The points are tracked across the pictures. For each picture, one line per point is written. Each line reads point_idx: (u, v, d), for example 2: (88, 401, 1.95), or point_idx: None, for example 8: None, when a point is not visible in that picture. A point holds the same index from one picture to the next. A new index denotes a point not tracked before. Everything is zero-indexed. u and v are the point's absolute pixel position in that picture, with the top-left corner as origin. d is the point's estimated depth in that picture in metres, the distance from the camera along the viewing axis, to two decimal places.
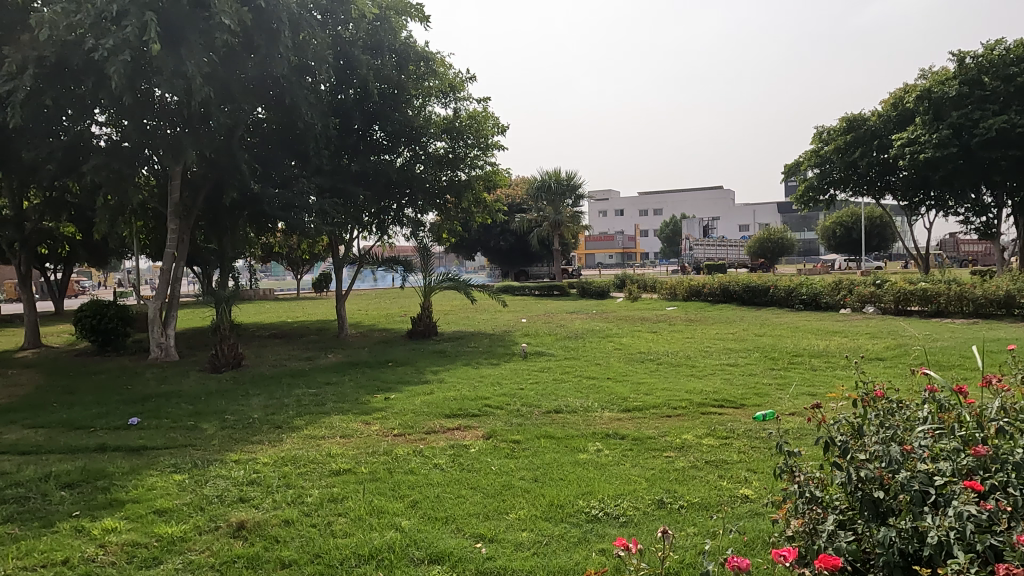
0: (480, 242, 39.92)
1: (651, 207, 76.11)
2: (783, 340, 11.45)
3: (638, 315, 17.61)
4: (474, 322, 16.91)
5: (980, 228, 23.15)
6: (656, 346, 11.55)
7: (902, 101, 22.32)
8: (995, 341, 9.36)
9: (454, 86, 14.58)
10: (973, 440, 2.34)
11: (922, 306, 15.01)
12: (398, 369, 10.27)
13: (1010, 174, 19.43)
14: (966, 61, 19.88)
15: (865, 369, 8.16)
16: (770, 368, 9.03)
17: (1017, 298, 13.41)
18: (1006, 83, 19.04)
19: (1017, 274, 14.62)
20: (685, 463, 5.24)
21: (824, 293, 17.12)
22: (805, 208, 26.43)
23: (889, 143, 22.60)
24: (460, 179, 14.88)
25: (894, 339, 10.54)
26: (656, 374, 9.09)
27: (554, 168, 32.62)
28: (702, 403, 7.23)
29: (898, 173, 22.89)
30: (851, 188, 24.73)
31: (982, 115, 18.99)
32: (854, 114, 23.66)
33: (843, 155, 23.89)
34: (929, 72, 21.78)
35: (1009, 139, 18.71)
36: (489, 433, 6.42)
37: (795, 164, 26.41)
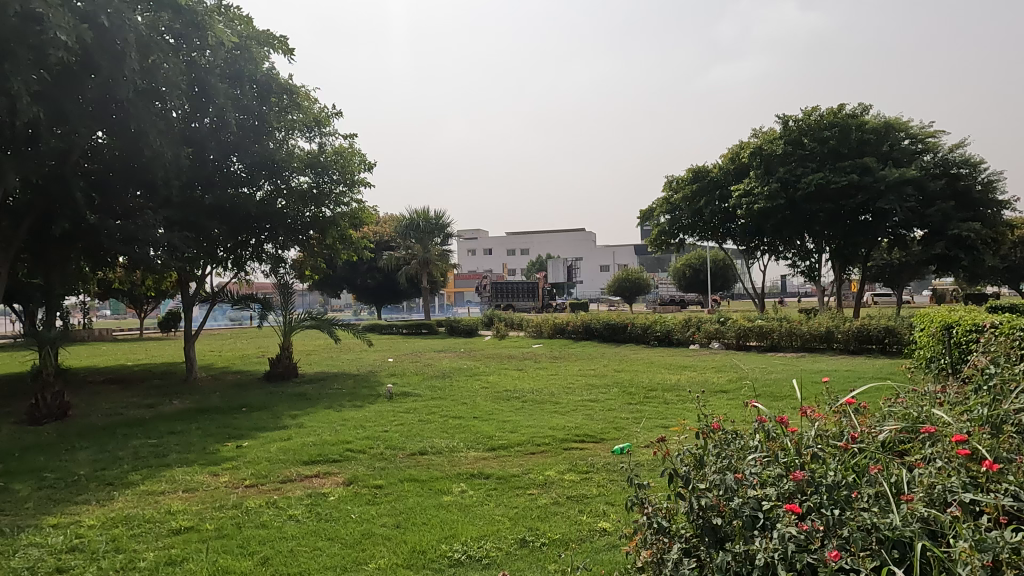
0: (346, 280, 38.80)
1: (518, 247, 78.14)
2: (638, 376, 12.06)
3: (505, 353, 17.81)
4: (338, 363, 16.29)
5: (805, 271, 25.93)
6: (521, 384, 11.73)
7: (738, 156, 24.76)
8: (816, 373, 10.45)
9: (319, 121, 14.26)
10: (793, 465, 2.59)
11: (759, 341, 16.45)
12: (254, 415, 9.63)
13: (827, 224, 22.08)
14: (789, 124, 22.53)
15: (710, 401, 8.77)
16: (627, 403, 9.43)
17: (835, 333, 15.10)
18: (821, 144, 21.83)
19: (835, 313, 16.50)
20: (547, 500, 5.33)
21: (676, 329, 18.32)
22: (659, 251, 28.31)
23: (729, 194, 24.94)
24: (324, 215, 14.40)
25: (734, 373, 11.45)
26: (521, 412, 9.21)
27: (421, 207, 32.63)
28: (564, 439, 7.42)
29: (737, 221, 25.22)
30: (697, 233, 26.86)
31: (803, 171, 21.54)
32: (699, 166, 25.96)
33: (690, 202, 26.00)
34: (760, 131, 24.39)
35: (825, 194, 21.29)
36: (349, 479, 6.17)
37: (649, 210, 28.31)
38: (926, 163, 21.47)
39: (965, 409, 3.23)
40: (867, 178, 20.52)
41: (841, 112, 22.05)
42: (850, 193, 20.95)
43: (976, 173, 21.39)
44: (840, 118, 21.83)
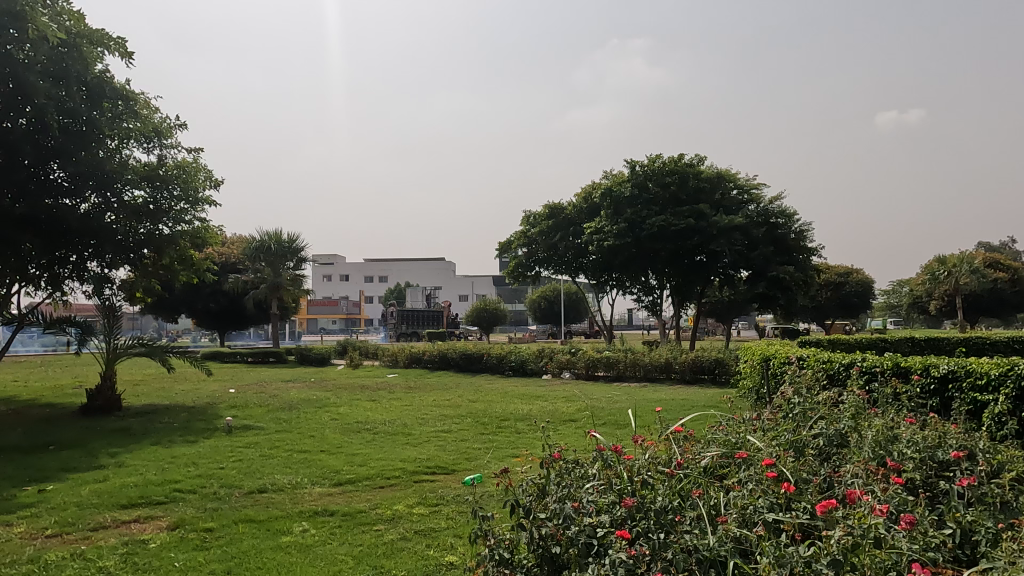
0: (185, 303, 35.88)
1: (376, 274, 76.71)
2: (491, 405, 12.19)
3: (358, 383, 17.26)
4: (169, 394, 14.89)
5: (648, 306, 27.76)
6: (373, 415, 11.40)
7: (590, 195, 26.19)
8: (655, 402, 11.15)
9: (159, 132, 13.24)
10: (625, 492, 2.72)
11: (606, 371, 17.28)
12: (63, 454, 8.52)
13: (668, 263, 23.89)
14: (636, 168, 24.27)
15: (558, 430, 9.05)
16: (480, 433, 9.46)
17: (673, 364, 16.25)
18: (663, 189, 23.71)
19: (674, 345, 17.77)
20: (394, 535, 5.18)
21: (529, 359, 18.78)
22: (516, 283, 29.05)
23: (581, 230, 26.26)
24: (161, 233, 13.28)
25: (582, 402, 11.92)
26: (371, 444, 8.94)
27: (273, 229, 31.15)
28: (414, 472, 7.29)
29: (588, 256, 26.55)
30: (552, 267, 27.92)
31: (647, 213, 23.24)
32: (555, 202, 27.13)
33: (546, 236, 27.02)
34: (610, 173, 26.02)
35: (666, 235, 23.09)
36: (175, 522, 5.62)
37: (507, 242, 29.02)
38: (750, 212, 23.97)
39: (774, 436, 3.59)
40: (702, 223, 22.57)
41: (680, 161, 24.12)
42: (687, 235, 22.86)
43: (790, 223, 24.22)
44: (679, 166, 23.87)
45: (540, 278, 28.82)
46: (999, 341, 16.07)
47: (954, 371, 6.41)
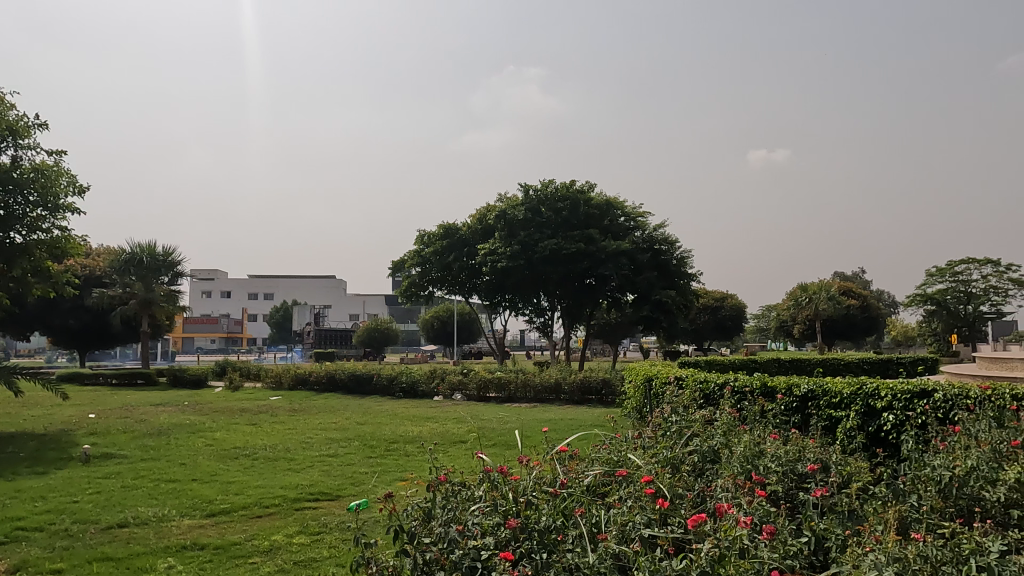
0: (39, 320, 32.54)
1: (261, 292, 73.26)
2: (380, 428, 11.90)
3: (237, 406, 16.31)
4: (15, 421, 13.37)
5: (540, 327, 28.26)
6: (252, 440, 10.80)
7: (485, 216, 26.44)
8: (544, 422, 11.33)
9: (14, 130, 11.99)
10: (510, 513, 2.73)
11: (498, 392, 17.36)
12: None
13: (559, 285, 24.48)
14: (529, 192, 24.80)
15: (447, 452, 8.97)
16: (367, 457, 9.18)
17: (562, 384, 16.60)
18: (555, 213, 24.36)
19: (564, 366, 18.17)
20: (271, 568, 4.91)
21: (420, 380, 18.54)
22: (408, 303, 28.69)
23: (475, 251, 26.42)
24: (13, 241, 12.01)
25: (472, 423, 11.90)
26: (250, 471, 8.45)
27: (147, 241, 29.06)
28: (296, 499, 6.96)
29: (481, 277, 26.71)
30: (445, 287, 27.83)
31: (540, 236, 23.79)
32: (450, 222, 27.14)
33: (440, 256, 26.93)
34: (504, 196, 26.42)
35: (558, 258, 23.70)
36: (16, 565, 5.03)
37: (400, 261, 28.64)
38: (636, 238, 25.09)
39: (652, 453, 3.74)
40: (592, 247, 23.42)
41: (572, 187, 24.91)
42: (577, 259, 23.58)
43: (673, 250, 25.58)
44: (571, 192, 24.65)
45: (433, 297, 28.63)
46: (851, 362, 17.69)
47: (813, 390, 6.96)
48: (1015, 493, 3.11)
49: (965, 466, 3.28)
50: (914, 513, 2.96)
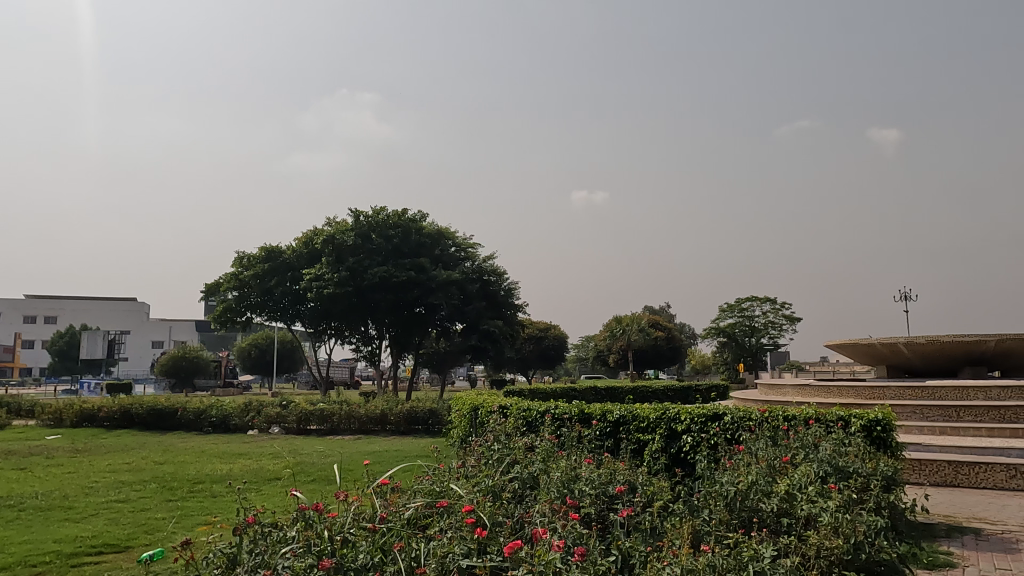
0: None
1: (41, 315, 63.82)
2: (183, 467, 10.77)
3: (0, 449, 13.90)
4: None
5: (367, 356, 27.52)
6: (19, 488, 9.24)
7: (311, 240, 25.43)
8: (368, 454, 10.98)
9: None
10: (324, 553, 2.60)
11: (319, 425, 16.55)
12: None
13: (387, 313, 24.11)
14: (360, 218, 24.30)
15: (260, 490, 8.33)
16: (166, 500, 8.25)
17: (388, 415, 16.23)
18: (386, 241, 24.11)
19: (390, 396, 17.80)
20: None
21: (233, 414, 17.13)
22: (222, 329, 26.54)
23: (300, 276, 25.25)
24: None
25: (290, 458, 11.20)
26: (14, 524, 7.22)
27: None
28: (73, 554, 6.06)
29: (306, 303, 25.54)
30: (265, 313, 26.19)
31: (369, 263, 23.34)
32: (272, 245, 25.66)
33: (260, 281, 25.33)
34: (333, 221, 25.62)
35: (387, 286, 23.38)
36: None
37: (215, 284, 26.52)
38: (466, 268, 25.51)
39: (474, 482, 3.77)
40: (422, 276, 23.47)
41: (403, 216, 24.83)
42: (407, 287, 23.46)
43: (501, 281, 26.35)
44: (402, 220, 24.57)
45: (251, 324, 26.77)
46: (658, 389, 19.26)
47: (624, 416, 7.47)
48: (785, 503, 3.55)
49: (747, 480, 3.70)
50: (705, 526, 3.27)
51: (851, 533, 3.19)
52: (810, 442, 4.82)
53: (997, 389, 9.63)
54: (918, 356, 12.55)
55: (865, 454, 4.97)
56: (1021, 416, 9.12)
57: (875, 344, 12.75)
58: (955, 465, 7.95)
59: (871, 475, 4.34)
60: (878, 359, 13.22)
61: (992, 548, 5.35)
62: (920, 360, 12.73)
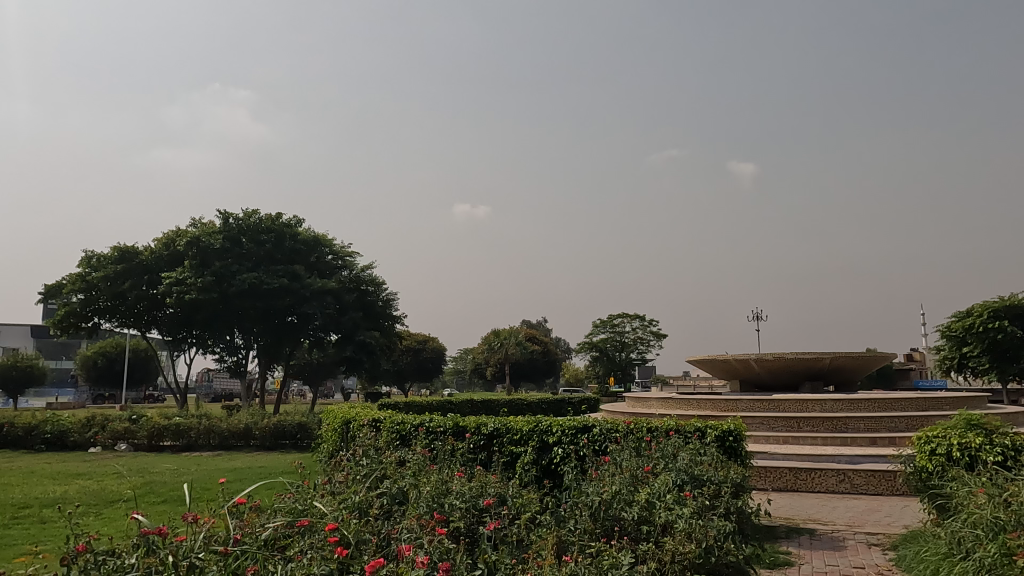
0: None
1: None
2: (7, 491, 9.55)
3: None
4: None
5: (232, 367, 25.93)
6: None
7: (173, 242, 23.66)
8: (228, 471, 10.31)
9: None
10: None
11: (174, 441, 15.34)
12: None
13: (256, 322, 22.88)
14: (229, 220, 22.91)
15: (99, 514, 7.55)
16: None
17: (252, 430, 15.35)
18: (258, 246, 22.96)
19: (254, 408, 16.84)
20: None
21: (72, 430, 15.47)
22: (63, 335, 23.90)
23: (158, 280, 23.37)
24: None
25: (138, 477, 10.27)
26: None
27: None
28: None
29: (164, 309, 23.69)
30: (116, 318, 23.97)
31: (238, 268, 22.00)
32: (127, 245, 23.45)
33: (110, 284, 23.05)
34: (199, 222, 23.98)
35: (257, 293, 22.15)
36: None
37: (56, 286, 23.83)
38: (343, 277, 24.86)
39: (341, 499, 3.63)
40: (295, 284, 22.56)
41: (277, 220, 23.77)
42: (278, 295, 22.41)
43: (379, 292, 25.90)
44: (276, 225, 23.53)
45: (98, 331, 24.35)
46: (532, 402, 19.63)
47: (498, 429, 7.53)
48: (644, 511, 3.73)
49: (611, 490, 3.83)
50: (572, 536, 3.35)
51: (703, 538, 3.40)
52: (669, 452, 5.11)
53: (830, 402, 10.70)
54: (767, 372, 13.67)
55: (718, 462, 5.33)
56: (849, 426, 10.18)
57: (730, 360, 13.76)
58: (795, 471, 8.72)
59: (722, 483, 4.66)
60: (732, 374, 14.27)
61: (823, 547, 5.91)
62: (768, 376, 13.87)
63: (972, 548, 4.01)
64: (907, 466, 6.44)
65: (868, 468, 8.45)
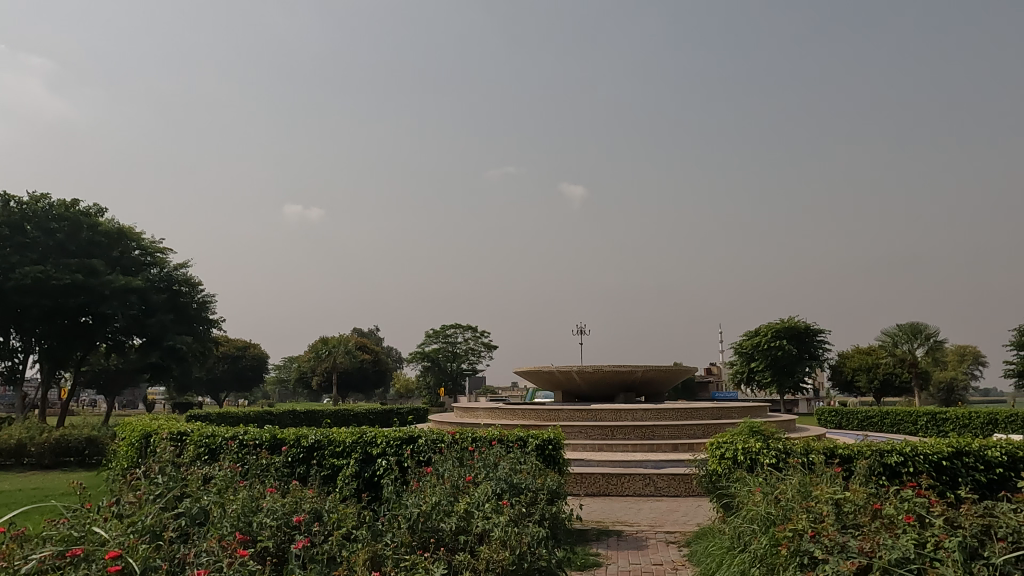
0: None
1: None
2: None
3: None
4: None
5: (4, 373, 22.37)
6: None
7: None
8: None
9: None
10: None
11: None
12: None
13: (39, 322, 19.95)
14: (10, 204, 19.84)
15: None
16: None
17: (26, 447, 13.28)
18: (46, 235, 20.10)
19: (31, 421, 14.61)
20: None
21: None
22: None
23: None
24: None
25: None
26: None
27: None
28: None
29: None
30: None
31: (19, 260, 19.01)
32: None
33: None
34: None
35: (42, 289, 19.30)
36: None
37: None
38: (150, 275, 22.56)
39: (128, 522, 3.24)
40: (91, 280, 19.95)
41: (72, 207, 21.02)
42: (69, 292, 19.75)
43: (193, 293, 23.85)
44: (70, 212, 20.79)
45: None
46: (359, 412, 19.08)
47: (319, 441, 7.22)
48: (463, 521, 3.76)
49: (430, 501, 3.81)
50: (389, 549, 3.29)
51: (516, 545, 3.50)
52: (490, 462, 5.21)
53: (640, 411, 11.58)
54: (586, 383, 14.49)
55: (536, 470, 5.51)
56: (656, 433, 11.08)
57: (554, 371, 14.41)
58: (607, 477, 9.29)
59: (538, 490, 4.84)
60: (555, 385, 14.94)
61: (628, 547, 6.36)
62: (587, 387, 14.72)
63: (749, 540, 4.53)
64: (700, 469, 7.14)
65: (670, 471, 9.25)
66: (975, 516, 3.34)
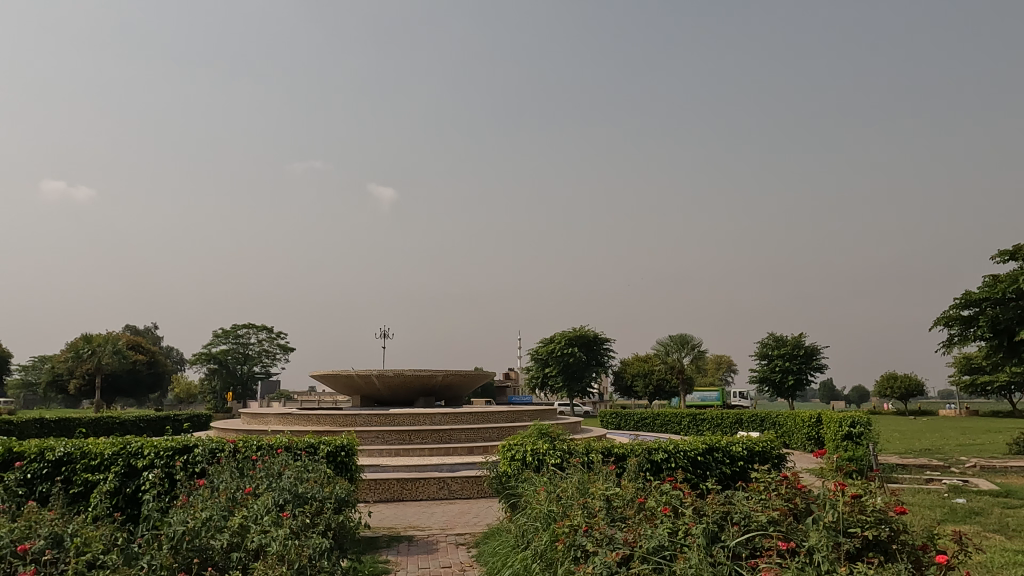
0: None
1: None
2: None
3: None
4: None
5: None
6: None
7: None
8: None
9: None
10: None
11: None
12: None
13: None
14: None
15: None
16: None
17: None
18: None
19: None
20: None
21: None
22: None
23: None
24: None
25: None
26: None
27: None
28: None
29: None
30: None
31: None
32: None
33: None
34: None
35: None
36: None
37: None
38: None
39: None
40: None
41: None
42: None
43: None
44: None
45: None
46: (126, 420, 16.98)
47: (70, 454, 6.26)
48: (235, 537, 3.48)
49: (200, 517, 3.47)
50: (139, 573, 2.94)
51: (295, 558, 3.31)
52: (273, 472, 4.88)
53: (437, 415, 11.65)
54: (385, 388, 14.28)
55: (324, 479, 5.26)
56: (452, 436, 11.24)
57: (353, 375, 14.03)
58: (401, 481, 9.21)
59: (325, 499, 4.64)
60: (352, 390, 14.53)
61: (417, 552, 6.34)
62: (387, 392, 14.54)
63: (531, 538, 4.75)
64: (491, 470, 7.37)
65: (463, 474, 9.43)
66: (718, 503, 3.81)
